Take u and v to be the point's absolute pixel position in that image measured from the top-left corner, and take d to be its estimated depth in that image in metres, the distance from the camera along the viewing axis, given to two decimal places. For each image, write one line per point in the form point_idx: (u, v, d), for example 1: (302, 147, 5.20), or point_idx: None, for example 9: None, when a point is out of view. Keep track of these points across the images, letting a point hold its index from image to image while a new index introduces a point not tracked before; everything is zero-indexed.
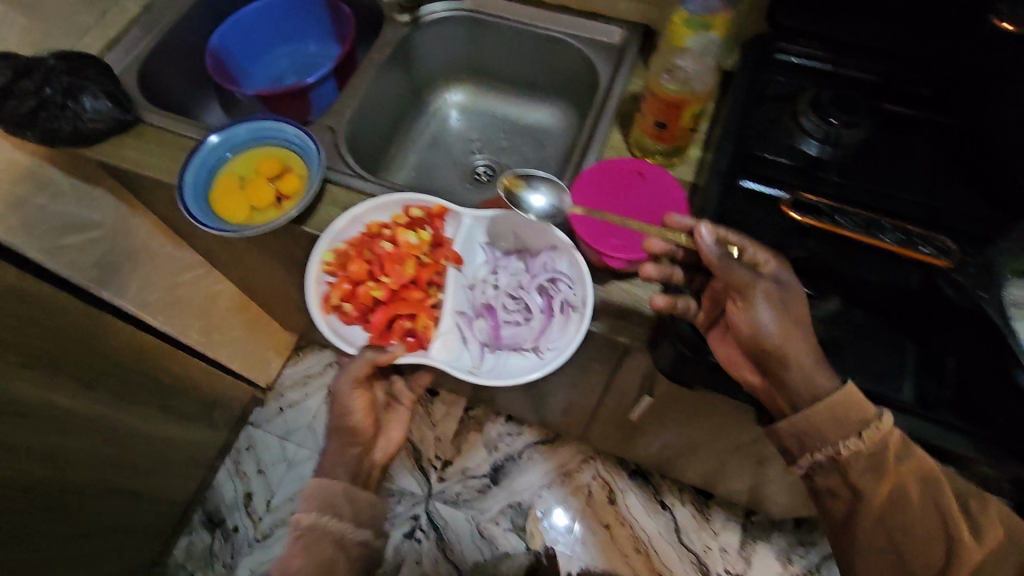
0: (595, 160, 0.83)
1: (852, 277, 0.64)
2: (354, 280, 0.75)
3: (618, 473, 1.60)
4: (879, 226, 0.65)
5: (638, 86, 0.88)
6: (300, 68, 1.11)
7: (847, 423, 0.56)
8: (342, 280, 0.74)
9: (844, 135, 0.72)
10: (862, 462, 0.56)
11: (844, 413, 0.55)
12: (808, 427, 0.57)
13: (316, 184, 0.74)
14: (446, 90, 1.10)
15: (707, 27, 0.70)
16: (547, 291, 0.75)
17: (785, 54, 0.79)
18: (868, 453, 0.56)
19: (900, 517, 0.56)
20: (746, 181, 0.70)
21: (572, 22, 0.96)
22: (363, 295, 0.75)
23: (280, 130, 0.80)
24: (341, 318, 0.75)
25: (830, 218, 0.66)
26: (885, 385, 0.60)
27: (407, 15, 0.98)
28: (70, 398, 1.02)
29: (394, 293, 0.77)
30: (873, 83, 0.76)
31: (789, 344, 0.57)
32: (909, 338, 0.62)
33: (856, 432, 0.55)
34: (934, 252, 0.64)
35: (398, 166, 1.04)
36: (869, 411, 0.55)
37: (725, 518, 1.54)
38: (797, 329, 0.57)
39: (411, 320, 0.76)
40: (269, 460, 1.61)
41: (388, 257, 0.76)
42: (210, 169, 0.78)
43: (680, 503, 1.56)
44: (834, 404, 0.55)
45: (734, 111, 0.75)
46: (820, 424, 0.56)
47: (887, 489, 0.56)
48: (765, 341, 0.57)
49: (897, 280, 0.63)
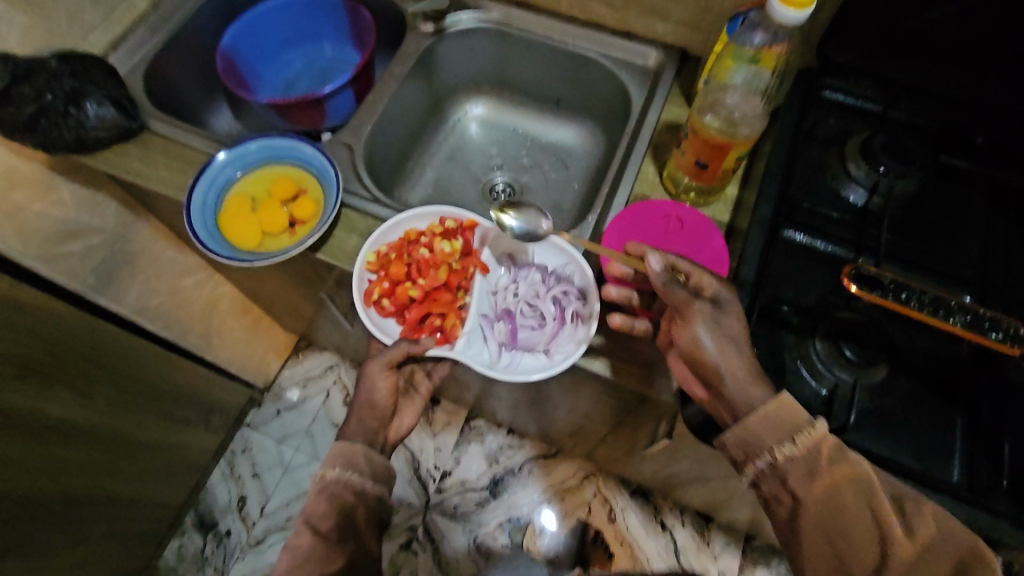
0: (628, 193, 0.78)
1: (897, 346, 0.61)
2: (394, 280, 0.69)
3: (618, 491, 1.51)
4: (948, 308, 0.58)
5: (673, 115, 0.84)
6: (315, 72, 1.05)
7: (781, 429, 0.52)
8: (382, 278, 0.69)
9: (896, 186, 0.67)
10: (801, 467, 0.52)
11: (773, 418, 0.52)
12: (745, 436, 0.54)
13: (333, 211, 0.70)
14: (467, 102, 1.05)
15: (756, 61, 0.69)
16: (559, 301, 0.69)
17: (835, 92, 0.75)
18: (804, 457, 0.52)
19: (841, 526, 0.50)
20: (790, 233, 0.66)
21: (606, 41, 0.91)
22: (401, 294, 0.68)
23: (295, 149, 0.76)
24: (380, 315, 0.69)
25: (897, 296, 0.59)
26: (933, 464, 0.56)
27: (432, 25, 0.93)
28: (60, 407, 0.97)
29: (428, 295, 0.69)
30: (927, 130, 0.72)
31: (725, 360, 0.55)
32: (958, 413, 0.58)
33: (785, 438, 0.52)
34: (1004, 338, 0.56)
35: (414, 181, 0.99)
36: (801, 418, 0.52)
37: (726, 541, 1.45)
38: (735, 349, 0.55)
39: (441, 320, 0.69)
40: (264, 463, 1.52)
41: (425, 262, 0.69)
42: (220, 190, 0.74)
43: (681, 525, 1.48)
44: (766, 413, 0.52)
45: (780, 152, 0.71)
46: (753, 431, 0.53)
47: (823, 494, 0.51)
48: (700, 355, 0.56)
49: (942, 352, 0.62)
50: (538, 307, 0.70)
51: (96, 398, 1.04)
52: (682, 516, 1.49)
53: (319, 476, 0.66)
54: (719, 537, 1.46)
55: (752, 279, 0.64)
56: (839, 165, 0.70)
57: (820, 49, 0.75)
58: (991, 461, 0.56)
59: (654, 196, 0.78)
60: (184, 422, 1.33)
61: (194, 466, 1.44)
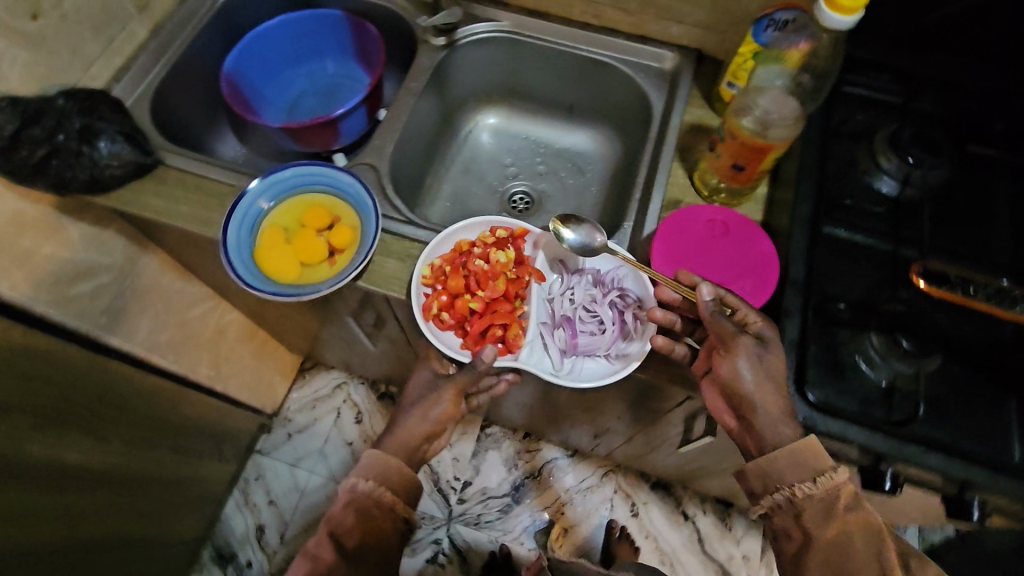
0: (661, 197, 0.78)
1: (948, 333, 0.63)
2: (452, 293, 0.69)
3: (638, 485, 1.53)
4: (1012, 297, 0.59)
5: (695, 116, 0.84)
6: (319, 91, 1.03)
7: (803, 468, 0.55)
8: (440, 292, 0.69)
9: (927, 178, 0.69)
10: (817, 505, 0.55)
11: (801, 458, 0.55)
12: (768, 469, 0.57)
13: (373, 238, 0.69)
14: (477, 113, 1.04)
15: (780, 61, 0.73)
16: (618, 304, 0.69)
17: (855, 87, 0.76)
18: (821, 498, 0.55)
19: (846, 564, 0.53)
20: (832, 230, 0.67)
21: (620, 46, 0.91)
22: (460, 307, 0.69)
23: (325, 176, 0.74)
24: (438, 328, 0.69)
25: (962, 290, 0.60)
26: (994, 447, 0.58)
27: (444, 38, 0.91)
28: (82, 454, 0.90)
29: (488, 307, 0.70)
30: (948, 119, 0.74)
31: (759, 396, 0.57)
32: (1011, 396, 0.60)
33: (809, 477, 0.55)
34: None
35: (433, 197, 0.98)
36: (828, 462, 0.55)
37: (747, 525, 1.48)
38: (775, 389, 0.58)
39: (503, 330, 0.69)
40: (280, 490, 1.46)
41: (483, 274, 0.70)
42: (251, 224, 0.72)
43: (703, 513, 1.50)
44: (793, 450, 0.55)
45: (812, 149, 0.72)
46: (777, 466, 0.56)
47: (836, 532, 0.53)
48: (742, 389, 0.58)
49: (994, 335, 0.63)
50: (597, 311, 0.70)
51: (115, 442, 0.98)
52: (703, 505, 1.51)
53: (348, 486, 0.62)
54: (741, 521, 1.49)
55: (803, 278, 0.65)
56: (869, 159, 0.72)
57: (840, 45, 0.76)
58: None
59: (687, 200, 0.78)
60: (201, 456, 1.28)
61: (211, 501, 1.38)
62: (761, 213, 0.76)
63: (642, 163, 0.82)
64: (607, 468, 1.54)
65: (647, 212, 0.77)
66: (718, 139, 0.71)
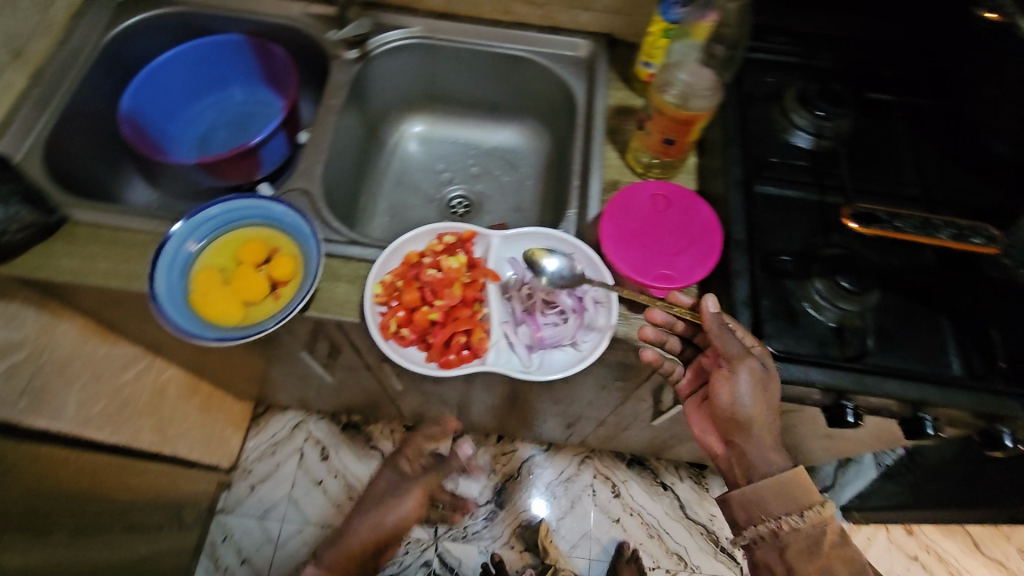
0: (599, 181, 0.79)
1: (879, 266, 0.67)
2: (409, 306, 0.67)
3: (615, 466, 1.55)
4: (933, 223, 0.55)
5: (618, 98, 0.87)
6: (230, 121, 0.97)
7: (791, 500, 0.57)
8: (396, 308, 0.67)
9: (838, 126, 0.74)
10: (802, 539, 0.57)
11: (789, 489, 0.57)
12: (753, 499, 0.58)
13: (318, 264, 0.66)
14: (402, 123, 1.02)
15: (689, 36, 0.75)
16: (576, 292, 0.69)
17: (760, 52, 0.81)
18: (806, 533, 0.57)
19: None
20: (763, 187, 0.71)
21: (534, 39, 0.92)
22: (419, 319, 0.67)
23: (255, 209, 0.71)
24: (400, 345, 0.66)
25: (889, 226, 0.56)
26: (936, 363, 0.63)
27: (357, 50, 0.89)
28: (20, 555, 0.81)
29: (447, 315, 0.68)
30: (847, 71, 0.80)
31: (755, 417, 0.58)
32: (942, 315, 0.65)
33: (796, 510, 0.56)
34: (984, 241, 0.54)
35: (370, 215, 0.95)
36: (816, 496, 0.56)
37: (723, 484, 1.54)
38: (770, 414, 0.58)
39: (467, 336, 0.68)
40: (252, 547, 1.37)
41: (439, 283, 0.68)
42: (181, 269, 0.66)
43: (680, 480, 1.54)
44: (782, 481, 0.57)
45: (732, 115, 0.75)
46: (765, 495, 0.58)
47: (820, 569, 0.55)
48: (739, 414, 0.59)
49: (916, 263, 0.69)
50: (558, 301, 0.69)
51: (58, 534, 0.89)
52: (678, 472, 1.55)
53: None
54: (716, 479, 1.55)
55: (746, 236, 0.67)
56: (784, 117, 0.76)
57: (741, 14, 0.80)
58: (982, 351, 0.63)
59: (625, 180, 0.80)
60: (159, 529, 1.18)
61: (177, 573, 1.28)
62: (696, 182, 0.79)
63: (574, 150, 0.83)
64: (583, 455, 1.56)
65: (589, 197, 0.78)
66: (646, 117, 0.73)
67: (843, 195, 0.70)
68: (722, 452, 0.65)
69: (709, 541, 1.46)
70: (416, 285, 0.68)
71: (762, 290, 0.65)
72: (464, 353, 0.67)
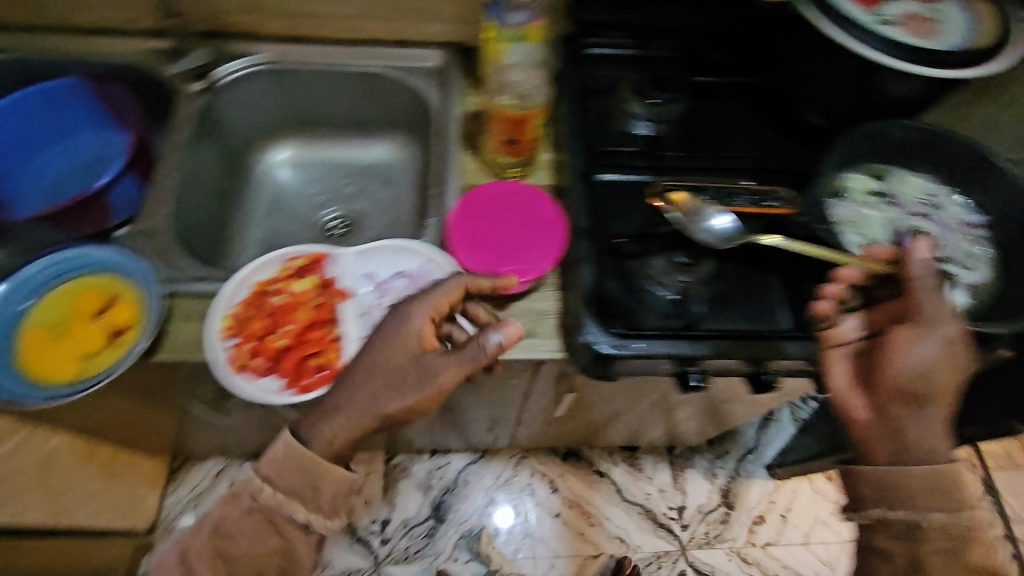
0: (456, 187, 0.80)
1: None
2: (258, 336, 0.68)
3: (551, 462, 1.55)
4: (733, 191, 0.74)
5: (471, 105, 0.88)
6: (79, 170, 0.92)
7: (949, 498, 0.57)
8: (243, 339, 0.68)
9: (665, 111, 0.81)
10: (941, 543, 0.57)
11: (941, 487, 0.57)
12: (901, 488, 0.59)
13: (155, 304, 0.66)
14: (267, 151, 1.01)
15: (524, 39, 0.75)
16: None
17: (594, 47, 0.85)
18: (956, 534, 0.57)
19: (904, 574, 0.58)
20: (602, 175, 0.75)
21: (384, 54, 0.93)
22: (269, 347, 0.68)
23: (86, 257, 0.70)
24: (251, 377, 0.66)
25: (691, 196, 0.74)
26: (766, 318, 0.69)
27: (200, 82, 0.89)
28: None
29: (299, 340, 0.70)
30: (678, 58, 0.85)
31: (937, 386, 0.57)
32: (771, 272, 0.72)
33: (933, 506, 0.57)
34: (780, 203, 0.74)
35: (242, 247, 0.95)
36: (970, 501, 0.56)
37: (655, 461, 1.55)
38: (950, 380, 0.57)
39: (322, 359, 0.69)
40: None
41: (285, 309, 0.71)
42: (9, 328, 0.65)
43: (614, 464, 1.55)
44: (938, 476, 0.57)
45: (573, 109, 0.79)
46: (888, 476, 0.59)
47: None
48: (922, 384, 0.58)
49: (750, 233, 0.73)
50: None
51: None
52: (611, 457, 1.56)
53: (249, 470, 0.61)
54: (649, 459, 1.55)
55: (589, 223, 0.71)
56: (621, 106, 0.81)
57: (573, 12, 0.83)
58: (805, 301, 0.69)
59: (482, 181, 0.81)
60: None
61: None
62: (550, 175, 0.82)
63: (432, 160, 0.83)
64: (519, 456, 1.55)
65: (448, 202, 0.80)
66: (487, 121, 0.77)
67: (676, 175, 0.76)
68: (865, 415, 0.62)
69: (648, 520, 1.47)
70: (264, 314, 0.70)
71: (605, 272, 0.69)
72: (322, 374, 0.68)
